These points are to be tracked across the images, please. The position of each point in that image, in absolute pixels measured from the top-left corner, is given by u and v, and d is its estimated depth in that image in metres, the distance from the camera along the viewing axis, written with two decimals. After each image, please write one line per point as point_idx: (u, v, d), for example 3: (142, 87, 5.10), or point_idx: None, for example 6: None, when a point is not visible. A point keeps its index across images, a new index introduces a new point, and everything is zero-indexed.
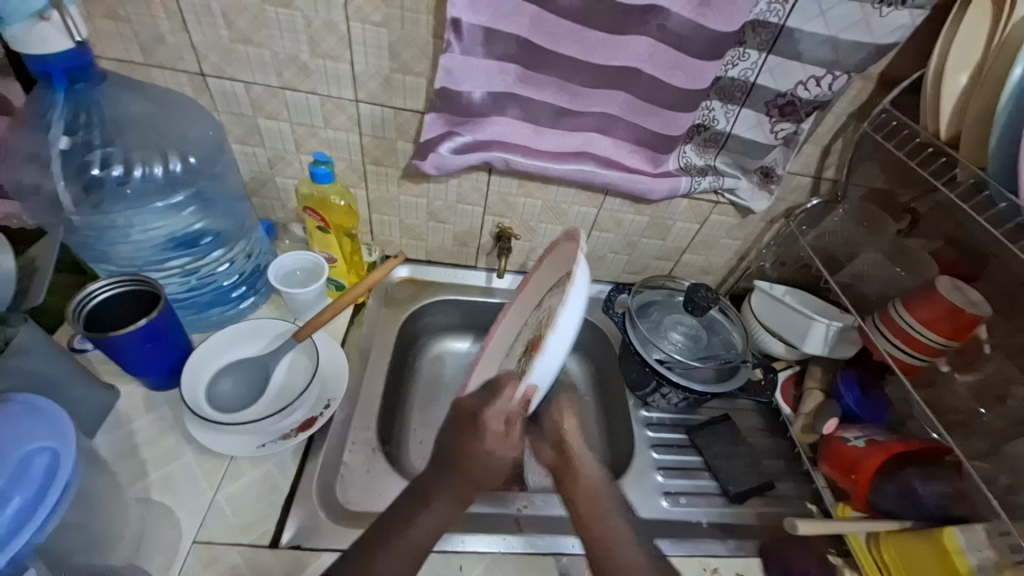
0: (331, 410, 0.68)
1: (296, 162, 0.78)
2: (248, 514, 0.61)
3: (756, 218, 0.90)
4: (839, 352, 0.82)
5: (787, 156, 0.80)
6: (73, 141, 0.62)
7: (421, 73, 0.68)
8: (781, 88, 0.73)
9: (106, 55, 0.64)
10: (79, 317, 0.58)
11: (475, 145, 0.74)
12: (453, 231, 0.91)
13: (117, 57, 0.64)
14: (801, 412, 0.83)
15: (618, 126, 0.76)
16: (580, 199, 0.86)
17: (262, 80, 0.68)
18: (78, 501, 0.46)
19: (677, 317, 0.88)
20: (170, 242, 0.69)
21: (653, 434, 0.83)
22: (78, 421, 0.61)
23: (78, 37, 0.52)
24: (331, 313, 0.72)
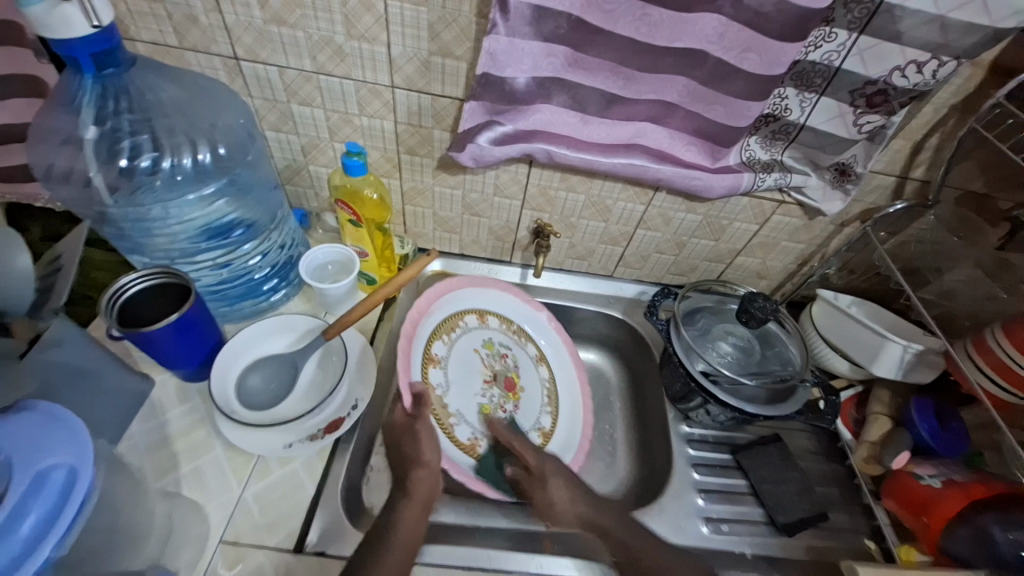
0: (358, 411, 0.66)
1: (330, 149, 0.75)
2: (274, 513, 0.60)
3: (824, 220, 0.81)
4: (913, 377, 0.73)
5: (869, 153, 0.70)
6: (102, 131, 0.60)
7: (462, 57, 0.63)
8: (872, 74, 0.63)
9: (141, 37, 0.62)
10: (111, 311, 0.58)
11: (516, 135, 0.69)
12: (489, 225, 0.86)
13: (151, 40, 0.62)
14: (865, 440, 0.76)
15: (675, 115, 0.68)
16: (627, 195, 0.79)
17: (295, 63, 0.64)
18: (108, 505, 0.45)
19: (727, 326, 0.81)
20: (200, 235, 0.67)
21: (694, 452, 0.78)
22: (114, 409, 0.61)
23: (98, 22, 0.49)
24: (362, 310, 0.69)
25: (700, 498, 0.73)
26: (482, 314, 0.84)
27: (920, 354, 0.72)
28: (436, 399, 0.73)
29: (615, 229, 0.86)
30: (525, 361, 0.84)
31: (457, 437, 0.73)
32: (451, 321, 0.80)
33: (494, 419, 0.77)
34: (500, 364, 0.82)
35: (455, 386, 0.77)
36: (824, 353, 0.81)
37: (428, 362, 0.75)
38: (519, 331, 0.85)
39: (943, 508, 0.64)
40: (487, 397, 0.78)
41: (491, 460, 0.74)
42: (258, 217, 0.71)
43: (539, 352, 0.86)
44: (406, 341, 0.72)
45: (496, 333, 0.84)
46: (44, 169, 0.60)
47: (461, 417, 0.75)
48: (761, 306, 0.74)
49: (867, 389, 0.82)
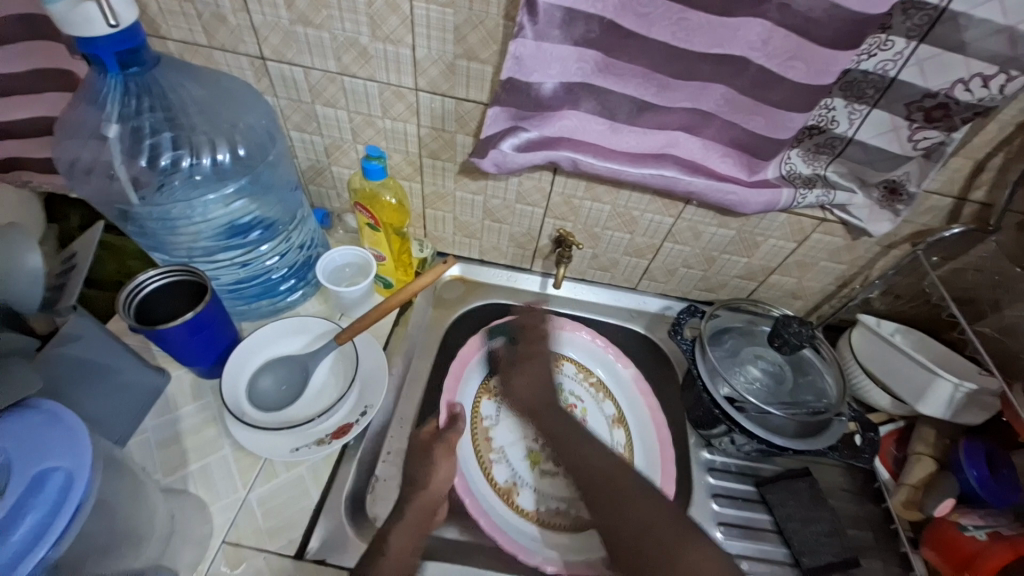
0: (367, 419, 0.65)
1: (353, 151, 0.74)
2: (277, 518, 0.60)
3: (868, 241, 0.75)
4: (963, 417, 0.68)
5: (924, 171, 0.65)
6: (123, 130, 0.61)
7: (488, 60, 0.60)
8: (932, 86, 0.58)
9: (172, 36, 0.62)
10: (129, 308, 0.59)
11: (540, 142, 0.66)
12: (510, 233, 0.84)
13: (182, 39, 0.62)
14: (905, 483, 0.70)
15: (709, 125, 0.65)
16: (655, 206, 0.76)
17: (320, 64, 0.64)
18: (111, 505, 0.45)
19: (757, 349, 0.77)
20: (218, 234, 0.67)
21: (714, 481, 0.74)
22: (129, 404, 0.63)
23: (115, 22, 0.49)
24: (376, 316, 0.68)
25: (719, 533, 0.69)
26: (558, 359, 0.83)
27: (974, 392, 0.66)
28: (480, 429, 0.75)
29: (641, 241, 0.82)
30: (596, 417, 0.79)
31: (494, 476, 0.71)
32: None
33: (541, 469, 0.73)
34: (564, 413, 0.78)
35: (506, 424, 0.76)
36: (864, 384, 0.75)
37: (482, 393, 0.77)
38: (597, 386, 0.82)
39: (987, 564, 0.59)
40: (537, 444, 0.75)
41: (528, 514, 0.70)
42: (276, 216, 0.71)
43: (616, 412, 0.80)
44: (459, 363, 0.76)
45: (569, 380, 0.81)
46: (71, 167, 0.62)
47: (503, 455, 0.73)
48: (796, 332, 0.70)
49: (910, 425, 0.76)
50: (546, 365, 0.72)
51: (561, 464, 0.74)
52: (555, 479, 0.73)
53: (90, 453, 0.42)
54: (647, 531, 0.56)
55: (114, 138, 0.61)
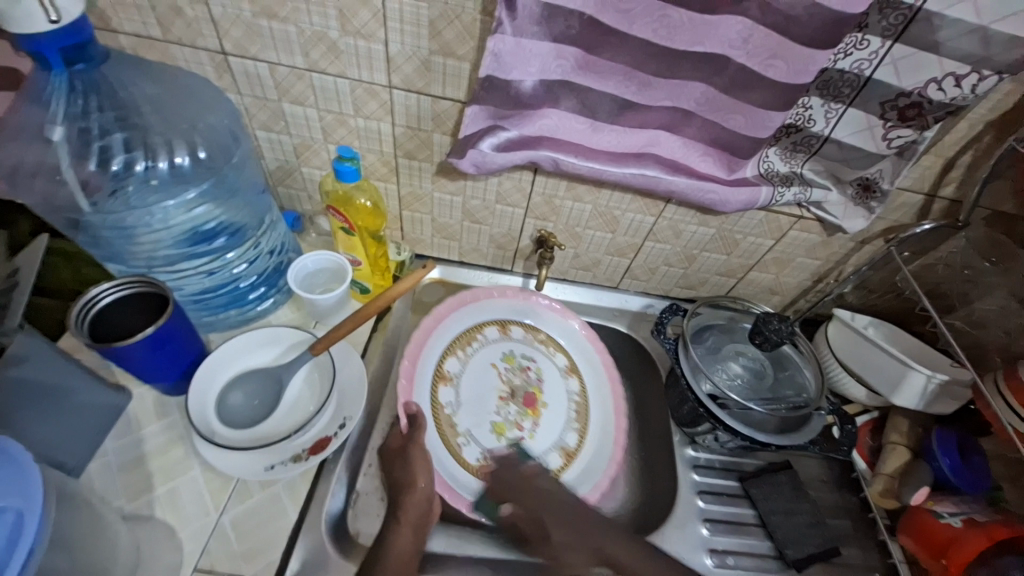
0: (346, 431, 0.62)
1: (324, 151, 0.71)
2: (252, 541, 0.57)
3: (843, 238, 0.77)
4: (935, 408, 0.70)
5: (897, 169, 0.66)
6: (69, 132, 0.56)
7: (465, 57, 0.58)
8: (906, 85, 0.59)
9: (124, 29, 0.57)
10: (82, 325, 0.55)
11: (520, 142, 0.64)
12: (490, 233, 0.82)
13: (134, 32, 0.58)
14: (881, 472, 0.72)
15: (690, 124, 0.64)
16: (637, 205, 0.75)
17: (287, 60, 0.60)
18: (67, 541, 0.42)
19: (738, 345, 0.77)
20: (179, 243, 0.63)
21: (699, 478, 0.74)
22: (84, 427, 0.59)
23: (56, 17, 0.46)
24: (350, 326, 0.65)
25: (704, 529, 0.70)
26: (504, 327, 0.81)
27: (945, 383, 0.68)
28: (443, 417, 0.72)
29: (622, 241, 0.82)
30: (550, 373, 0.80)
31: (465, 457, 0.70)
32: (468, 335, 0.79)
33: (508, 437, 0.73)
34: (520, 378, 0.78)
35: (468, 405, 0.74)
36: (841, 378, 0.77)
37: (437, 380, 0.74)
38: (546, 343, 0.82)
39: (964, 550, 0.60)
40: (501, 415, 0.75)
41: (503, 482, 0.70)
42: (243, 220, 0.67)
43: (569, 362, 0.81)
44: (410, 362, 0.72)
45: (519, 345, 0.81)
46: (9, 175, 0.56)
47: (470, 436, 0.72)
48: (776, 329, 0.70)
49: (884, 414, 0.77)
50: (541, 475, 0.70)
51: (527, 429, 0.75)
52: (523, 445, 0.73)
53: (44, 487, 0.38)
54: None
55: (60, 142, 0.56)
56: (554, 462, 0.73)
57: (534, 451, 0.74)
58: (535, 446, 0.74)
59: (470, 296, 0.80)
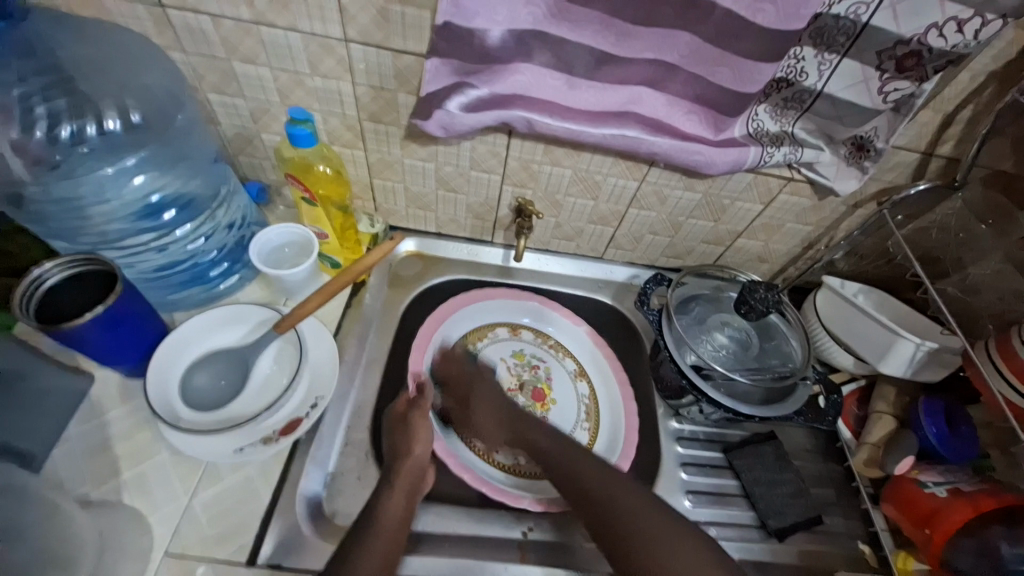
0: (317, 412, 0.61)
1: (283, 116, 0.66)
2: (224, 524, 0.56)
3: (835, 201, 0.74)
4: (924, 375, 0.68)
5: (894, 125, 0.62)
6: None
7: (425, 5, 0.53)
8: (905, 32, 0.55)
9: None
10: (28, 307, 0.51)
11: (492, 101, 0.59)
12: (466, 203, 0.78)
13: None
14: (867, 442, 0.71)
15: (674, 80, 0.60)
16: (619, 169, 0.71)
17: (231, 12, 0.55)
18: None
19: (724, 315, 0.75)
20: (125, 217, 0.59)
21: (683, 451, 0.73)
22: (41, 413, 0.56)
23: None
24: (317, 303, 0.62)
25: (688, 501, 0.69)
26: (515, 328, 0.81)
27: (935, 350, 0.66)
28: (451, 401, 0.72)
29: (605, 208, 0.78)
30: (560, 375, 0.78)
31: (475, 443, 0.70)
32: (478, 331, 0.79)
33: None
34: (530, 374, 0.76)
35: None
36: (829, 346, 0.75)
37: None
38: (556, 346, 0.80)
39: (948, 519, 0.60)
40: (509, 406, 0.73)
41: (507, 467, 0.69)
42: (195, 190, 0.63)
43: (578, 366, 0.79)
44: (421, 341, 0.74)
45: (529, 345, 0.80)
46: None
47: None
48: (762, 297, 0.68)
49: (870, 383, 0.76)
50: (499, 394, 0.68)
51: None
52: None
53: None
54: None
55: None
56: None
57: None
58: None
59: (470, 296, 0.80)
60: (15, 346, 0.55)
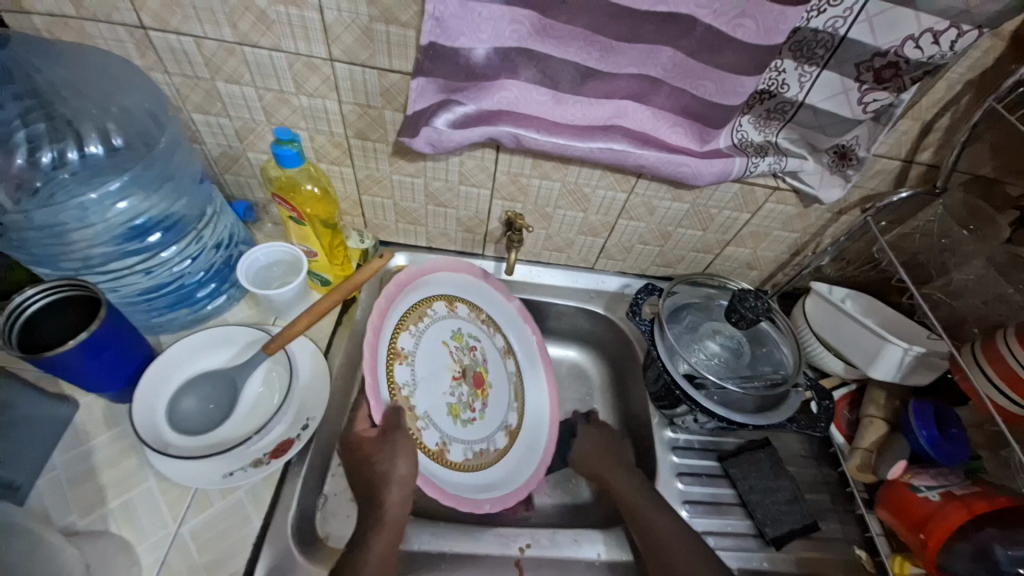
0: (310, 431, 0.60)
1: (269, 135, 0.65)
2: (213, 551, 0.54)
3: (820, 208, 0.75)
4: (913, 379, 0.69)
5: (874, 134, 0.63)
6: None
7: (410, 23, 0.53)
8: (882, 44, 0.56)
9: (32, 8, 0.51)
10: (11, 335, 0.50)
11: (479, 117, 0.60)
12: (457, 217, 0.78)
13: (45, 11, 0.52)
14: (858, 446, 0.72)
15: (658, 93, 0.60)
16: (608, 182, 0.72)
17: (214, 34, 0.54)
18: None
19: (715, 323, 0.76)
20: (107, 241, 0.58)
21: (679, 460, 0.73)
22: (27, 442, 0.55)
23: None
24: (307, 322, 0.61)
25: (685, 511, 0.69)
26: (450, 302, 0.73)
27: (923, 356, 0.67)
28: (401, 400, 0.60)
29: (595, 219, 0.78)
30: (493, 355, 0.75)
31: (426, 443, 0.61)
32: (417, 310, 0.68)
33: (463, 420, 0.67)
34: (469, 358, 0.71)
35: (423, 383, 0.64)
36: (819, 351, 0.76)
37: (392, 358, 0.61)
38: (487, 321, 0.77)
39: (941, 523, 0.60)
40: (455, 396, 0.67)
41: (459, 466, 0.64)
42: (180, 212, 0.63)
43: (506, 343, 0.78)
44: (372, 335, 0.59)
45: (465, 322, 0.73)
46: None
47: (429, 420, 0.63)
48: (752, 305, 0.68)
49: (861, 387, 0.77)
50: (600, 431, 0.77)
51: (478, 410, 0.69)
52: (474, 426, 0.68)
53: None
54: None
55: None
56: (500, 443, 0.71)
57: (485, 431, 0.69)
58: (486, 426, 0.70)
59: (418, 270, 0.69)
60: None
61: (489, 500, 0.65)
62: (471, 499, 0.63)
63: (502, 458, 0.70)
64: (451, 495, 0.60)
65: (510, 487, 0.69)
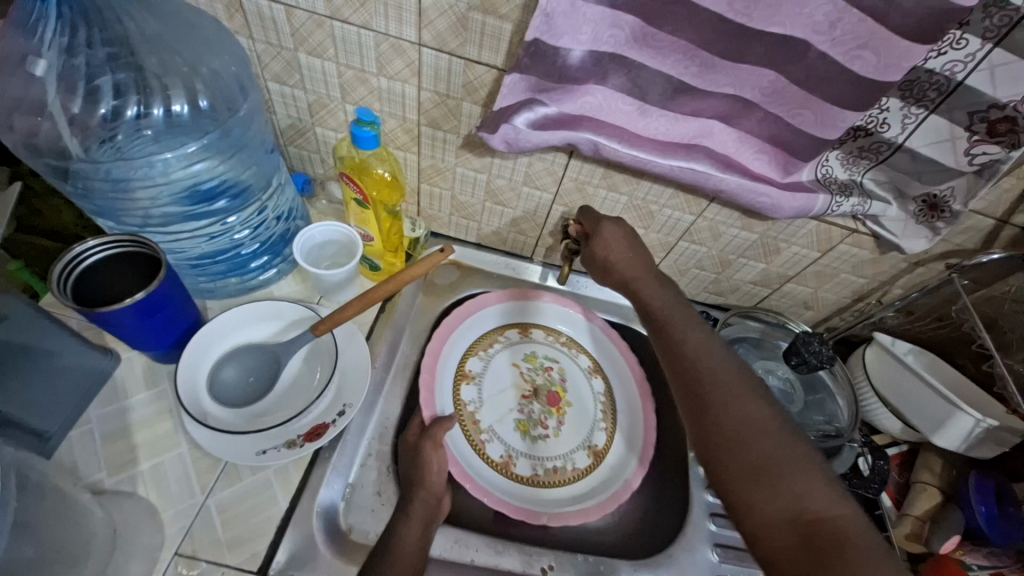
0: (345, 419, 0.58)
1: (341, 112, 0.64)
2: (238, 529, 0.54)
3: (896, 257, 0.71)
4: (976, 452, 0.66)
5: (972, 187, 0.59)
6: (55, 66, 0.50)
7: (508, 16, 0.51)
8: (1001, 96, 0.52)
9: None
10: (65, 285, 0.50)
11: (561, 120, 0.58)
12: (513, 217, 0.76)
13: None
14: (909, 514, 0.68)
15: (750, 117, 0.57)
16: (676, 202, 0.69)
17: (306, 4, 0.53)
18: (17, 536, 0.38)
19: (768, 361, 0.72)
20: (175, 199, 0.57)
21: (712, 500, 0.70)
22: (66, 392, 0.55)
23: None
24: (357, 309, 0.60)
25: (714, 555, 0.66)
26: (526, 328, 0.78)
27: (994, 429, 0.64)
28: (465, 415, 0.68)
29: (654, 238, 0.75)
30: (573, 374, 0.76)
31: (488, 453, 0.67)
32: (489, 336, 0.75)
33: (532, 436, 0.70)
34: (543, 378, 0.74)
35: (490, 401, 0.71)
36: (877, 409, 0.73)
37: (460, 378, 0.71)
38: (569, 343, 0.78)
39: None
40: (524, 413, 0.71)
41: (527, 480, 0.67)
42: (248, 180, 0.62)
43: (593, 363, 0.77)
44: (430, 357, 0.69)
45: (541, 345, 0.77)
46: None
47: (493, 433, 0.69)
48: (816, 350, 0.65)
49: (913, 449, 0.75)
50: (669, 287, 0.65)
51: (551, 428, 0.71)
52: (545, 444, 0.70)
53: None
54: (749, 439, 0.49)
55: (43, 78, 0.49)
56: (582, 463, 0.69)
57: (559, 450, 0.70)
58: (561, 445, 0.70)
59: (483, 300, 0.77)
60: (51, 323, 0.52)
61: (546, 514, 0.64)
62: (527, 508, 0.64)
63: (580, 479, 0.68)
64: (505, 505, 0.63)
65: (585, 505, 0.66)
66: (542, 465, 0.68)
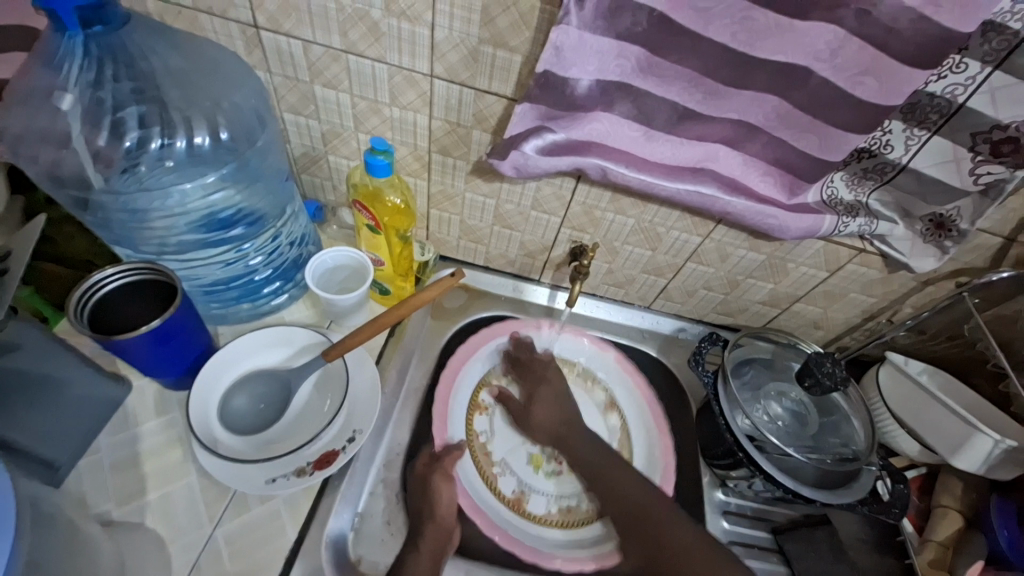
0: (355, 447, 0.57)
1: (353, 140, 0.66)
2: (246, 561, 0.53)
3: (905, 276, 0.71)
4: (996, 473, 0.64)
5: (980, 208, 0.59)
6: (81, 101, 0.51)
7: (518, 48, 0.53)
8: (1003, 117, 0.53)
9: None
10: (83, 312, 0.50)
11: (568, 146, 0.59)
12: (520, 240, 0.77)
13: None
14: (932, 540, 0.67)
15: (755, 141, 0.58)
16: (684, 224, 0.69)
17: (323, 39, 0.55)
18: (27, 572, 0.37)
19: (781, 382, 0.71)
20: (191, 227, 0.58)
21: (729, 527, 0.70)
22: (78, 421, 0.54)
23: None
24: (367, 334, 0.60)
25: None
26: None
27: (1012, 449, 0.63)
28: (477, 446, 0.68)
29: (662, 260, 0.76)
30: (589, 411, 0.75)
31: (501, 488, 0.66)
32: (503, 368, 0.75)
33: (547, 471, 0.69)
34: None
35: (505, 433, 0.70)
36: (893, 429, 0.72)
37: (474, 410, 0.71)
38: (583, 376, 0.78)
39: None
40: (538, 446, 0.70)
41: (541, 519, 0.65)
42: (263, 208, 0.63)
43: (609, 398, 0.77)
44: (444, 386, 0.70)
45: None
46: (7, 144, 0.50)
47: (506, 466, 0.68)
48: (831, 372, 0.64)
49: (932, 473, 0.73)
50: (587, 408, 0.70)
51: (566, 462, 0.70)
52: (563, 478, 0.69)
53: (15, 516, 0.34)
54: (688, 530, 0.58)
55: (68, 112, 0.51)
56: None
57: (577, 485, 0.69)
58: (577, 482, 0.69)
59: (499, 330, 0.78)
60: (64, 353, 0.52)
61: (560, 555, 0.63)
62: (539, 550, 0.62)
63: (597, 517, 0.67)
64: (516, 542, 0.62)
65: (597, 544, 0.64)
66: (558, 503, 0.67)
